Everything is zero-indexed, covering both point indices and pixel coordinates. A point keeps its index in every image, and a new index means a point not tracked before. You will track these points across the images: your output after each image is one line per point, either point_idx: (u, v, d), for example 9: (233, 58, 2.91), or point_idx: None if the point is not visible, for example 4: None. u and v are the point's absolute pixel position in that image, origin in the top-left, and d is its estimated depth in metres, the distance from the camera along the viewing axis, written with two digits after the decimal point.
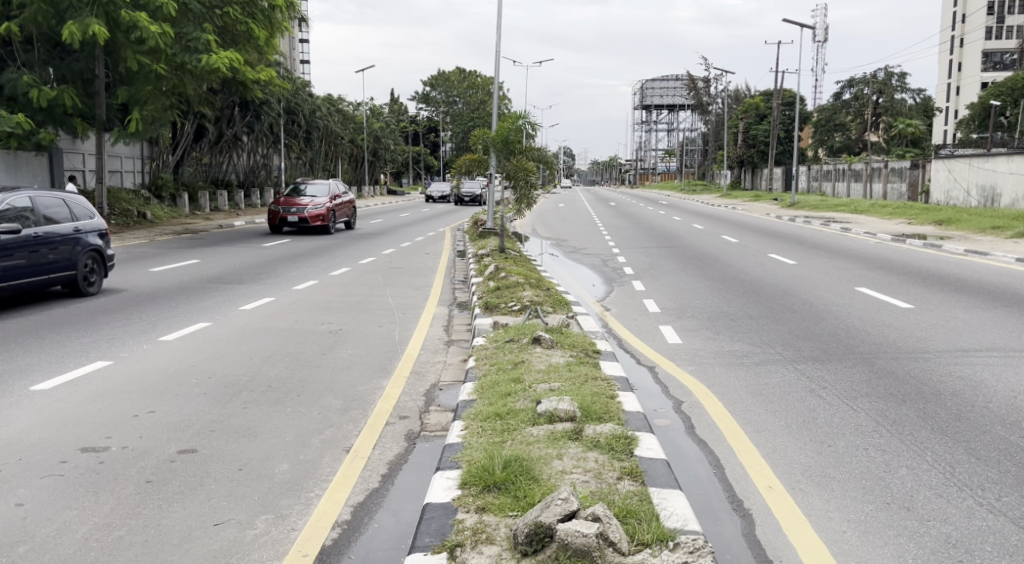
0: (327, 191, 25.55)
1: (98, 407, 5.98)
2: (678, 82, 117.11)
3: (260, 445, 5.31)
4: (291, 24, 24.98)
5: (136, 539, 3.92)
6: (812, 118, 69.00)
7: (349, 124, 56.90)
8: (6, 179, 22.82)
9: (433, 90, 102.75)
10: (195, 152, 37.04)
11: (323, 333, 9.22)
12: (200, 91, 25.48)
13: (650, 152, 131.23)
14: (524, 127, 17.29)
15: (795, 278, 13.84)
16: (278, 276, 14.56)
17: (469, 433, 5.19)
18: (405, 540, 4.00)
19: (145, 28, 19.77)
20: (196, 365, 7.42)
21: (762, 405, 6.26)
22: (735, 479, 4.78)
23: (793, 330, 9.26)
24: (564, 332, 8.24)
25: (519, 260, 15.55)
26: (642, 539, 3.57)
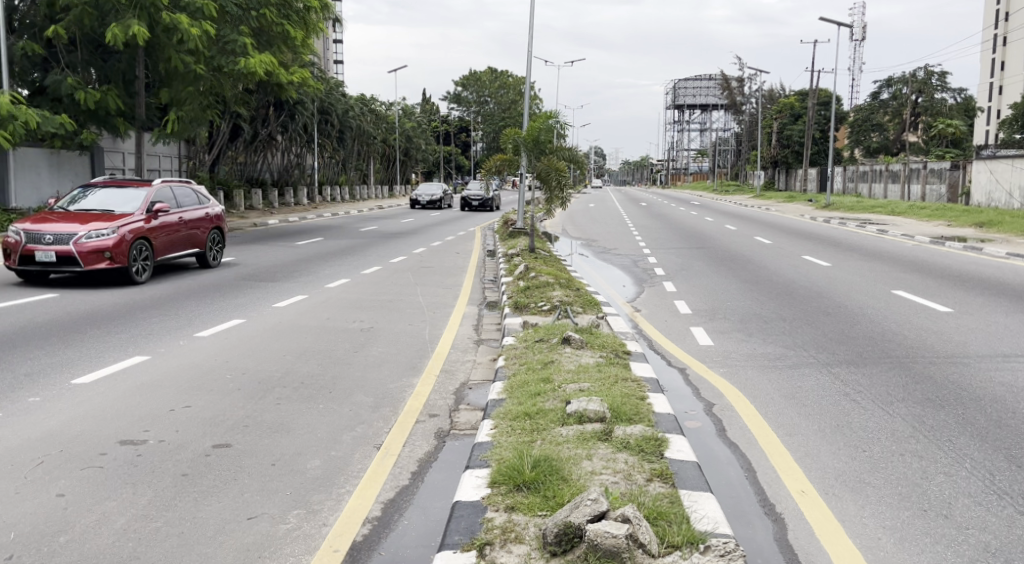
0: (148, 199, 13.39)
1: (136, 401, 6.09)
2: (711, 82, 116.25)
3: (292, 441, 5.37)
4: (326, 25, 25.19)
5: (172, 531, 3.98)
6: (848, 118, 68.01)
7: (381, 124, 57.24)
8: (48, 177, 23.36)
9: (464, 91, 103.19)
10: (231, 151, 37.61)
11: (354, 331, 9.30)
12: (236, 90, 25.81)
13: (682, 152, 130.45)
14: (555, 126, 17.33)
15: (830, 280, 13.65)
16: (311, 274, 14.71)
17: (498, 432, 5.19)
18: (434, 538, 4.01)
19: (184, 30, 20.06)
20: (231, 361, 7.53)
21: (795, 409, 6.18)
22: (767, 483, 4.73)
23: (827, 333, 9.13)
24: (594, 332, 8.21)
25: (549, 260, 15.49)
26: (672, 541, 3.55)
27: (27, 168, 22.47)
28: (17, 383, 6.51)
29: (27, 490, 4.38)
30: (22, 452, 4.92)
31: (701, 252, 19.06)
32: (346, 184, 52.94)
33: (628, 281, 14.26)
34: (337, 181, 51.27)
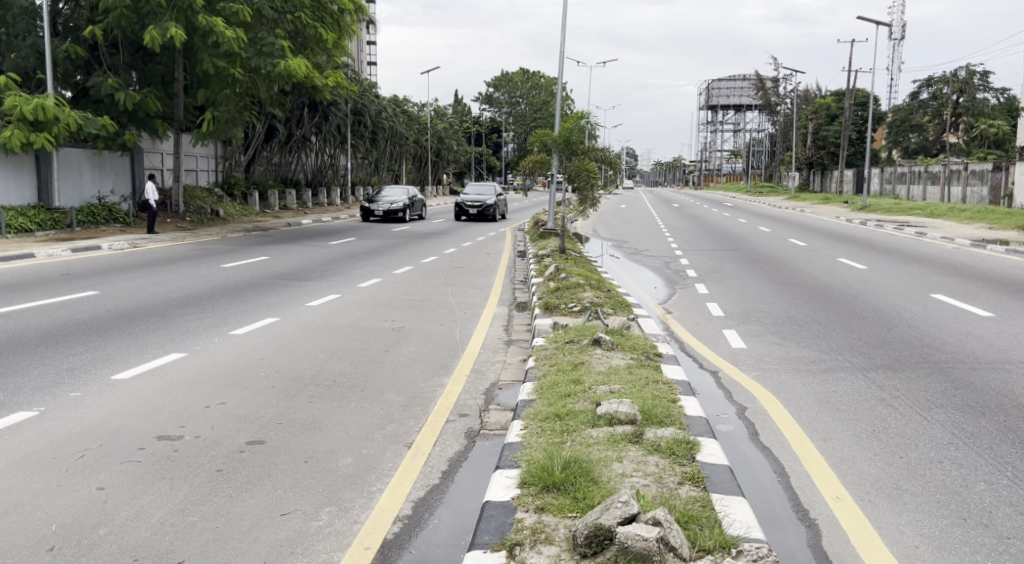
0: None
1: (172, 397, 6.18)
2: (745, 82, 115.12)
3: (325, 438, 5.42)
4: (359, 27, 25.38)
5: (207, 525, 4.03)
6: (886, 118, 66.80)
7: (413, 125, 57.47)
8: (90, 177, 23.82)
9: (496, 91, 103.34)
10: (266, 151, 38.14)
11: (386, 331, 9.36)
12: (271, 92, 26.12)
13: (715, 153, 129.40)
14: (586, 126, 17.18)
15: (868, 283, 13.41)
16: (343, 273, 14.84)
17: (528, 432, 5.19)
18: (465, 537, 4.02)
19: (220, 33, 20.34)
20: (265, 359, 7.62)
21: (830, 414, 6.09)
22: (801, 488, 4.67)
23: (863, 337, 8.96)
24: (625, 334, 8.19)
25: (579, 261, 15.38)
26: (703, 546, 3.52)
27: (70, 168, 22.94)
28: (59, 377, 6.65)
29: (69, 482, 4.47)
30: (64, 446, 5.02)
31: (735, 254, 18.84)
32: (379, 184, 53.27)
33: (660, 283, 14.17)
34: (369, 181, 51.62)
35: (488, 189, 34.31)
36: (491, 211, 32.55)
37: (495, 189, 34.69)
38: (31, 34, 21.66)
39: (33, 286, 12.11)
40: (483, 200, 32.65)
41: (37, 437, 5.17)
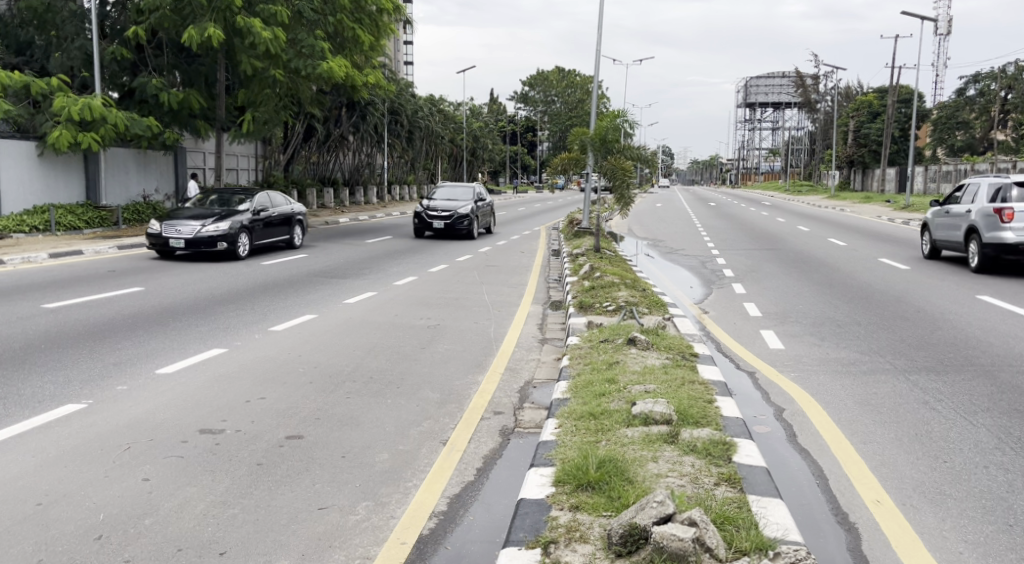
0: None
1: (214, 392, 6.29)
2: (785, 79, 113.44)
3: (361, 434, 5.47)
4: (397, 27, 25.60)
5: (248, 518, 4.10)
6: (931, 116, 65.27)
7: (449, 124, 57.71)
8: (136, 175, 24.28)
9: (531, 90, 103.21)
10: (304, 151, 38.54)
11: (422, 328, 9.40)
12: (310, 92, 26.39)
13: (753, 152, 127.83)
14: (622, 125, 17.08)
15: (912, 284, 13.13)
16: (379, 272, 14.92)
17: (562, 431, 5.19)
18: (500, 534, 4.04)
19: (257, 34, 20.59)
20: (304, 355, 7.71)
21: (871, 417, 6.00)
22: (840, 492, 4.61)
23: (905, 339, 8.80)
24: (661, 333, 8.15)
25: (614, 261, 15.26)
26: (739, 548, 3.49)
27: (116, 168, 23.41)
28: (106, 371, 6.81)
29: (116, 473, 4.57)
30: (111, 438, 5.13)
31: (773, 253, 18.60)
32: (414, 183, 53.47)
33: (696, 282, 14.04)
34: (405, 180, 51.84)
35: (462, 193, 24.00)
36: (462, 223, 22.56)
37: (476, 192, 24.48)
38: (79, 36, 22.18)
39: (80, 281, 12.38)
40: (454, 207, 22.76)
41: (86, 429, 5.30)
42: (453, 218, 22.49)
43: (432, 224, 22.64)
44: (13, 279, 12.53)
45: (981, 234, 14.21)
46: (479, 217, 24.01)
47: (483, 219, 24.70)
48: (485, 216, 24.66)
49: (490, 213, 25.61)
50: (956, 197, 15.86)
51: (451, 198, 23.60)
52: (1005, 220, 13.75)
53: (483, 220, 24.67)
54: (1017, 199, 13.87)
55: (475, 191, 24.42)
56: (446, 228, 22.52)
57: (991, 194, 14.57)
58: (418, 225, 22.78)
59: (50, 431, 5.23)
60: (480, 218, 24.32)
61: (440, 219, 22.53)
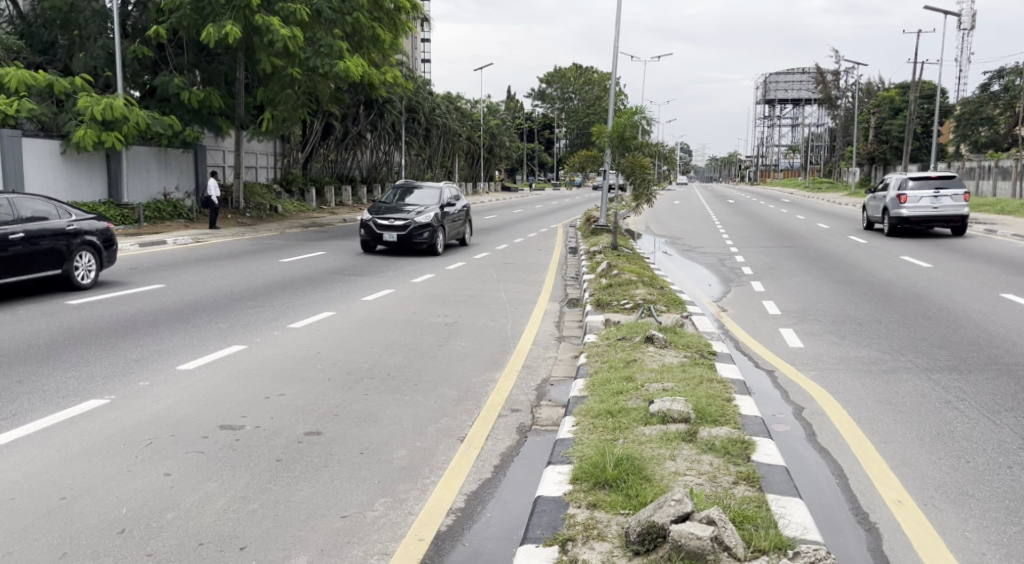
0: None
1: (234, 388, 6.34)
2: (805, 76, 112.49)
3: (380, 431, 5.49)
4: (415, 24, 25.66)
5: (268, 513, 4.13)
6: (954, 112, 64.50)
7: (466, 122, 57.82)
8: (157, 173, 24.47)
9: (548, 87, 103.17)
10: (323, 149, 38.73)
11: (439, 326, 9.43)
12: (328, 89, 26.46)
13: (772, 149, 126.98)
14: (640, 122, 17.01)
15: (935, 282, 12.99)
16: (397, 269, 14.96)
17: (580, 429, 5.19)
18: (517, 531, 4.04)
19: (276, 32, 20.72)
20: (323, 352, 7.75)
21: (892, 416, 5.95)
22: (860, 491, 4.58)
23: (927, 338, 8.71)
24: (678, 331, 8.12)
25: (632, 258, 15.22)
26: (758, 546, 3.48)
27: (138, 166, 23.62)
28: (128, 367, 6.88)
29: (139, 468, 4.62)
30: (133, 433, 5.18)
31: (793, 251, 18.47)
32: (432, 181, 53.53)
33: (715, 280, 13.98)
34: (422, 178, 51.92)
35: (428, 196, 18.25)
36: (422, 234, 16.92)
37: (445, 193, 18.74)
38: (101, 35, 22.36)
39: (103, 278, 12.54)
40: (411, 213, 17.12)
41: (109, 425, 5.35)
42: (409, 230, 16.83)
43: (382, 237, 16.98)
44: None
45: (890, 211, 22.01)
46: (449, 227, 18.34)
47: (456, 228, 19.06)
48: (458, 226, 19.19)
49: (467, 220, 20.08)
50: (884, 187, 23.14)
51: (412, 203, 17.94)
52: (903, 203, 21.46)
53: (455, 230, 18.98)
54: (912, 189, 21.30)
55: (445, 193, 18.82)
56: (400, 242, 16.86)
57: (900, 184, 21.85)
58: (365, 238, 17.18)
59: (73, 426, 5.29)
60: (451, 228, 18.64)
61: (393, 230, 16.90)
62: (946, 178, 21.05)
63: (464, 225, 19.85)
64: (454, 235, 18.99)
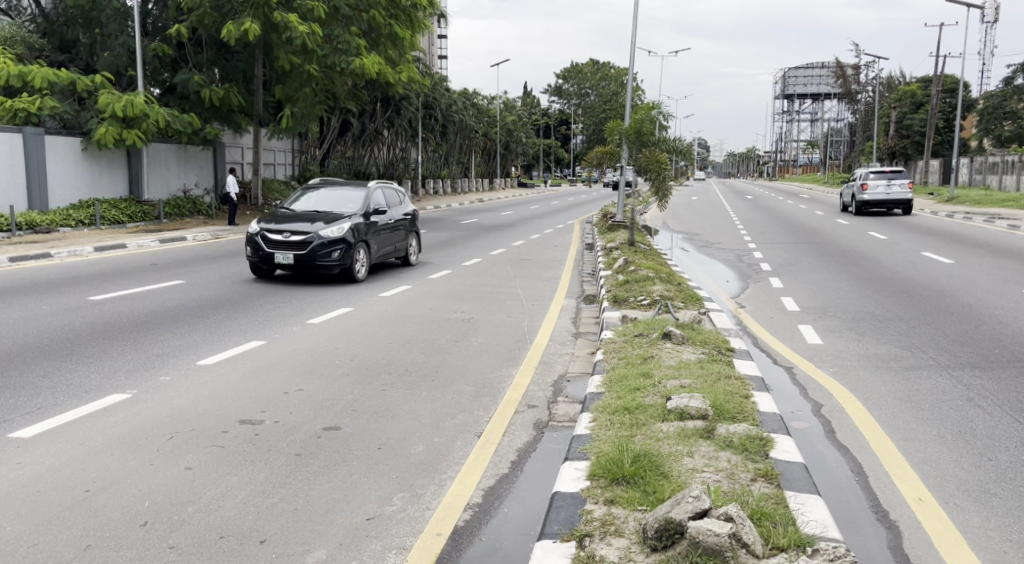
0: None
1: (254, 383, 6.38)
2: (825, 70, 111.49)
3: (397, 426, 5.51)
4: (431, 21, 25.67)
5: (287, 507, 4.15)
6: (977, 106, 63.65)
7: (482, 119, 57.82)
8: (177, 170, 24.66)
9: (565, 83, 103.03)
10: (340, 145, 38.86)
11: (456, 322, 9.44)
12: (346, 86, 26.50)
13: (791, 144, 126.03)
14: (657, 117, 16.92)
15: (957, 278, 12.84)
16: (413, 265, 14.97)
17: (597, 425, 5.18)
18: (534, 527, 4.04)
19: (294, 28, 20.76)
20: (340, 348, 7.78)
21: (913, 413, 5.89)
22: (880, 488, 4.54)
23: (948, 334, 8.62)
24: (696, 328, 8.08)
25: (649, 254, 15.17)
26: (777, 544, 3.46)
27: (158, 163, 23.80)
28: (149, 362, 6.94)
29: (159, 462, 4.66)
30: (155, 427, 5.24)
31: (812, 247, 18.33)
32: (448, 177, 53.54)
33: (732, 276, 13.89)
34: (439, 175, 51.96)
35: (348, 199, 12.97)
36: (329, 252, 11.76)
37: (375, 194, 13.55)
38: (122, 33, 22.46)
39: (124, 274, 12.64)
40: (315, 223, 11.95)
41: (131, 419, 5.40)
42: (311, 248, 11.70)
43: (273, 257, 11.84)
44: (59, 272, 12.81)
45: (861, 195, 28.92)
46: (378, 241, 13.12)
47: (394, 242, 13.81)
48: (398, 239, 14.00)
49: (415, 230, 14.84)
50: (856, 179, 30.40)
51: (325, 207, 12.73)
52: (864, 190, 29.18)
53: (391, 245, 13.74)
54: (872, 179, 29.05)
55: (376, 195, 13.50)
56: (298, 265, 11.75)
57: (865, 175, 29.41)
58: (252, 259, 12.05)
59: (95, 420, 5.35)
60: (382, 244, 13.37)
61: (289, 249, 11.79)
62: (898, 171, 28.58)
63: (408, 235, 14.61)
64: (390, 252, 13.76)
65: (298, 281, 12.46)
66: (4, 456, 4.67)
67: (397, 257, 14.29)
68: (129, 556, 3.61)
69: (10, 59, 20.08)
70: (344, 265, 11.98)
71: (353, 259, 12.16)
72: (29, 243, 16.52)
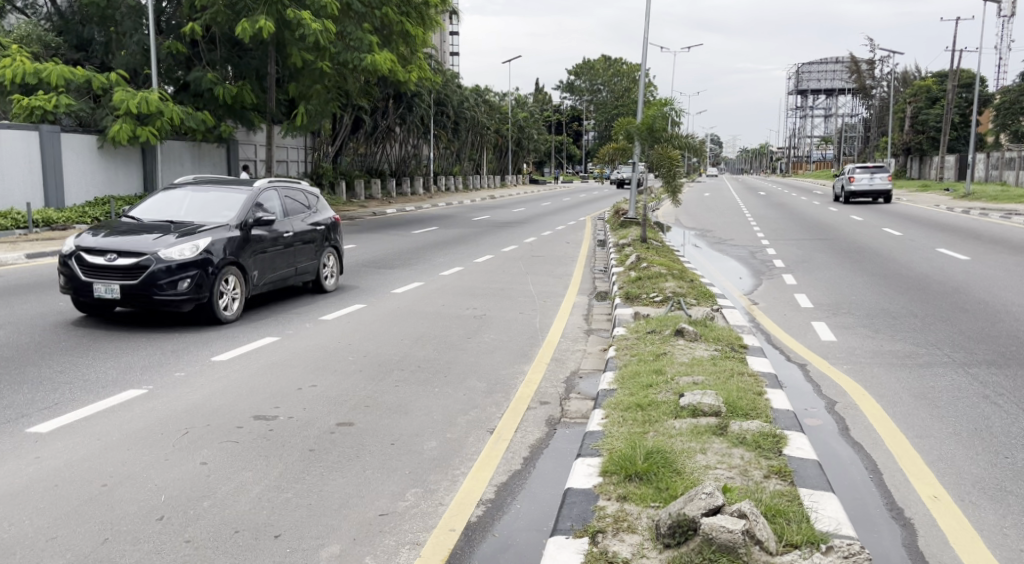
0: None
1: (268, 379, 6.41)
2: (839, 66, 110.66)
3: (410, 422, 5.53)
4: (443, 19, 25.67)
5: (301, 502, 4.18)
6: (993, 101, 63.05)
7: (494, 115, 57.78)
8: (191, 168, 24.78)
9: (577, 80, 102.94)
10: (352, 142, 38.95)
11: (469, 318, 9.46)
12: (358, 83, 26.53)
13: (805, 140, 125.29)
14: (669, 114, 16.81)
15: (972, 275, 12.74)
16: (425, 262, 14.98)
17: (610, 421, 5.18)
18: (547, 523, 4.05)
19: (307, 26, 20.82)
20: (354, 344, 7.81)
21: (928, 411, 5.86)
22: (895, 486, 4.52)
23: (964, 331, 8.58)
24: (709, 325, 8.05)
25: (662, 251, 15.15)
26: (791, 540, 3.46)
27: (172, 160, 23.92)
28: (164, 358, 6.98)
29: (175, 457, 4.70)
30: (171, 423, 5.28)
31: (826, 243, 18.24)
32: (460, 174, 53.55)
33: (745, 273, 13.85)
34: (451, 171, 51.99)
35: (222, 203, 9.24)
36: (177, 282, 8.01)
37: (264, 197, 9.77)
38: (137, 31, 22.54)
39: None
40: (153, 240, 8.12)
41: (147, 414, 5.45)
42: (146, 275, 7.91)
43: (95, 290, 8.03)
44: None
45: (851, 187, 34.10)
46: (267, 261, 9.39)
47: (294, 262, 10.06)
48: (302, 257, 10.21)
49: (331, 243, 11.02)
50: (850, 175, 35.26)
51: (187, 216, 9.02)
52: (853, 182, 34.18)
53: (291, 266, 10.00)
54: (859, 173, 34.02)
55: (268, 198, 9.80)
56: (131, 301, 7.97)
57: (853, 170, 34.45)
58: (66, 290, 8.24)
59: (112, 415, 5.39)
60: (275, 265, 9.61)
61: (115, 277, 7.99)
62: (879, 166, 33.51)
63: (323, 251, 10.90)
64: (290, 276, 10.02)
65: (140, 321, 8.64)
66: (22, 451, 4.72)
67: (305, 281, 10.55)
68: (146, 549, 3.64)
69: (26, 57, 20.22)
70: (198, 299, 8.18)
71: (214, 290, 8.34)
72: (45, 240, 16.66)
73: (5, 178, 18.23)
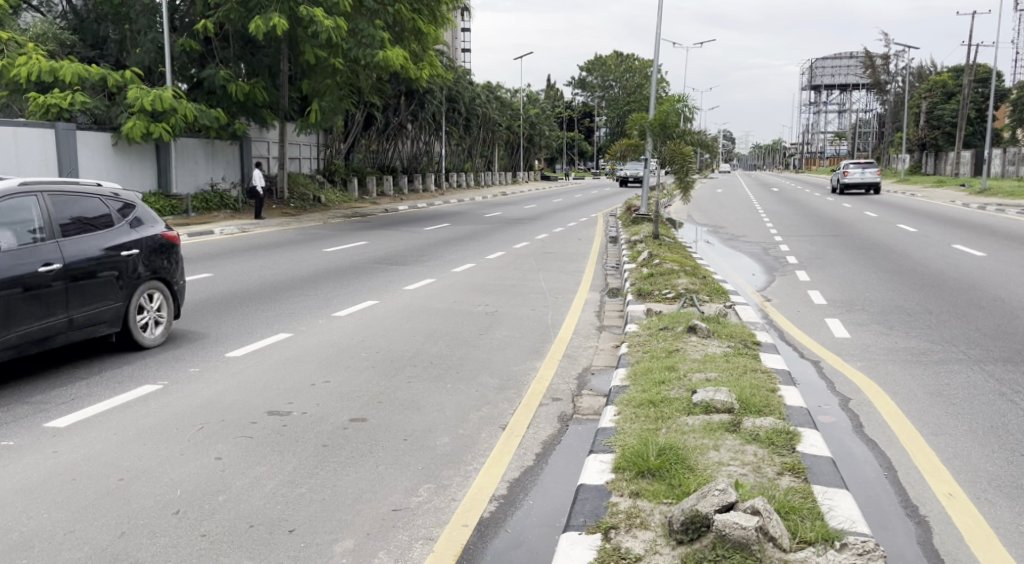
0: None
1: (282, 375, 6.44)
2: (853, 60, 109.82)
3: (423, 418, 5.55)
4: (454, 16, 25.66)
5: (315, 497, 4.20)
6: (1010, 97, 62.44)
7: (505, 112, 57.72)
8: (204, 164, 24.89)
9: (589, 75, 102.75)
10: (364, 139, 39.04)
11: (481, 315, 9.46)
12: (370, 80, 26.56)
13: (819, 136, 124.59)
14: (682, 110, 16.81)
15: (988, 271, 12.65)
16: (437, 259, 15.00)
17: (622, 418, 5.17)
18: (560, 519, 4.06)
19: (320, 23, 20.87)
20: (366, 340, 7.83)
21: (943, 408, 5.82)
22: (909, 484, 4.49)
23: (980, 328, 8.52)
24: (722, 321, 8.04)
25: (674, 247, 15.13)
26: (804, 537, 3.45)
27: (186, 157, 24.03)
28: (179, 354, 7.03)
29: (191, 451, 4.73)
30: (186, 418, 5.31)
31: (840, 240, 18.14)
32: (472, 171, 53.56)
33: (758, 269, 13.80)
34: (462, 168, 52.02)
35: None
36: None
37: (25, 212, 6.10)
38: (151, 30, 22.69)
39: None
40: None
41: (162, 409, 5.48)
42: None
43: None
44: None
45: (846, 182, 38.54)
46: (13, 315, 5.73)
47: (70, 307, 6.27)
48: (92, 304, 6.47)
49: (157, 277, 7.19)
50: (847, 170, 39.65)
51: None
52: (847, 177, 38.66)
53: (60, 313, 6.20)
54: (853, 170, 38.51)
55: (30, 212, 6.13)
56: None
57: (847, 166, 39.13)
58: None
59: (128, 411, 5.43)
60: (21, 318, 5.85)
61: None
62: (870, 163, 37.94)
63: (139, 289, 7.04)
64: (59, 332, 6.21)
65: None
66: (40, 445, 4.77)
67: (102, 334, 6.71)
68: (163, 543, 3.67)
69: (42, 54, 20.36)
70: None
71: None
72: None
73: (22, 168, 18.47)
